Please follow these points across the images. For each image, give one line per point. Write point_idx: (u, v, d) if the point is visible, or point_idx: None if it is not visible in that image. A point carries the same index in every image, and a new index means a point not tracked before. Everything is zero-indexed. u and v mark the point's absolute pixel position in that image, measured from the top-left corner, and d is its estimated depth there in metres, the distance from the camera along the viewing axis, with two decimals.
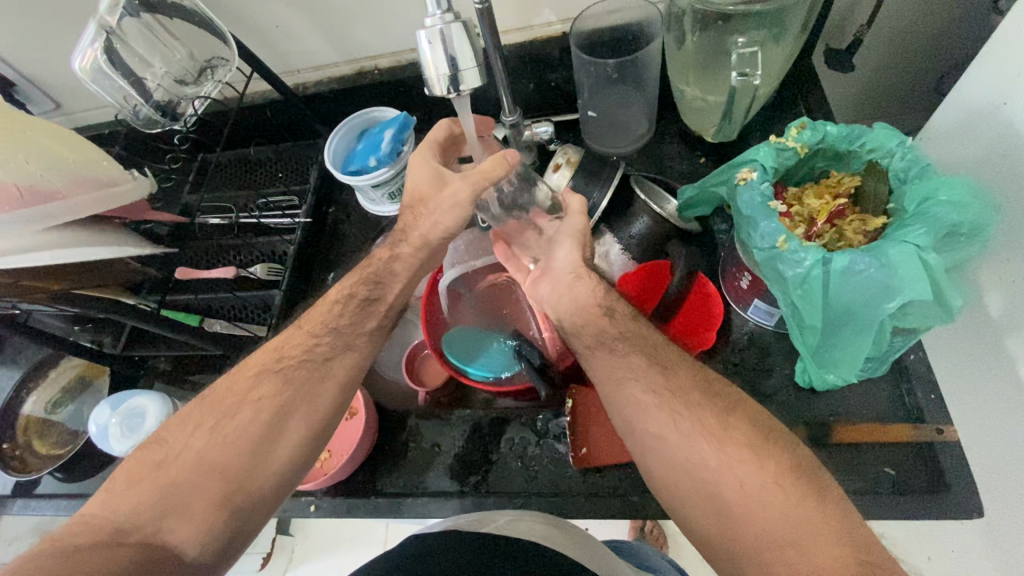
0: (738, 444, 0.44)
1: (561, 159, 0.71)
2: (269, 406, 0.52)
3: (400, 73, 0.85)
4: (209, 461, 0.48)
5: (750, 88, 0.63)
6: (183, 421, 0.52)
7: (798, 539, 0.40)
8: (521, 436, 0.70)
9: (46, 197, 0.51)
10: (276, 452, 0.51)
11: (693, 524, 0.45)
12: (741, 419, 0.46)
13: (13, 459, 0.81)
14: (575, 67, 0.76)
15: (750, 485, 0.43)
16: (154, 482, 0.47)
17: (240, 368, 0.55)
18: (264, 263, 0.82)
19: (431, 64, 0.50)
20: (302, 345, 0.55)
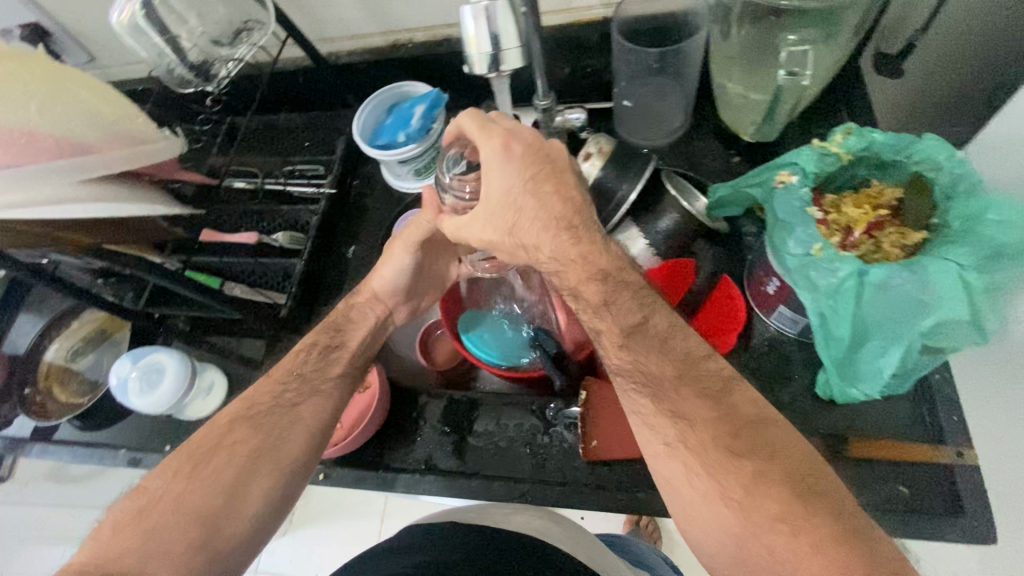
0: (766, 514, 0.40)
1: (593, 149, 0.73)
2: (248, 436, 0.53)
3: (434, 49, 0.85)
4: (188, 503, 0.48)
5: (797, 87, 0.63)
6: (165, 468, 0.51)
7: None
8: (530, 423, 0.70)
9: (81, 149, 0.51)
10: (249, 497, 0.50)
11: (713, 555, 0.43)
12: (772, 484, 0.41)
13: (34, 404, 0.83)
14: (614, 53, 0.74)
15: (782, 556, 0.38)
16: (138, 526, 0.47)
17: (221, 418, 0.54)
18: (286, 232, 0.83)
19: (474, 42, 0.49)
20: (270, 392, 0.56)
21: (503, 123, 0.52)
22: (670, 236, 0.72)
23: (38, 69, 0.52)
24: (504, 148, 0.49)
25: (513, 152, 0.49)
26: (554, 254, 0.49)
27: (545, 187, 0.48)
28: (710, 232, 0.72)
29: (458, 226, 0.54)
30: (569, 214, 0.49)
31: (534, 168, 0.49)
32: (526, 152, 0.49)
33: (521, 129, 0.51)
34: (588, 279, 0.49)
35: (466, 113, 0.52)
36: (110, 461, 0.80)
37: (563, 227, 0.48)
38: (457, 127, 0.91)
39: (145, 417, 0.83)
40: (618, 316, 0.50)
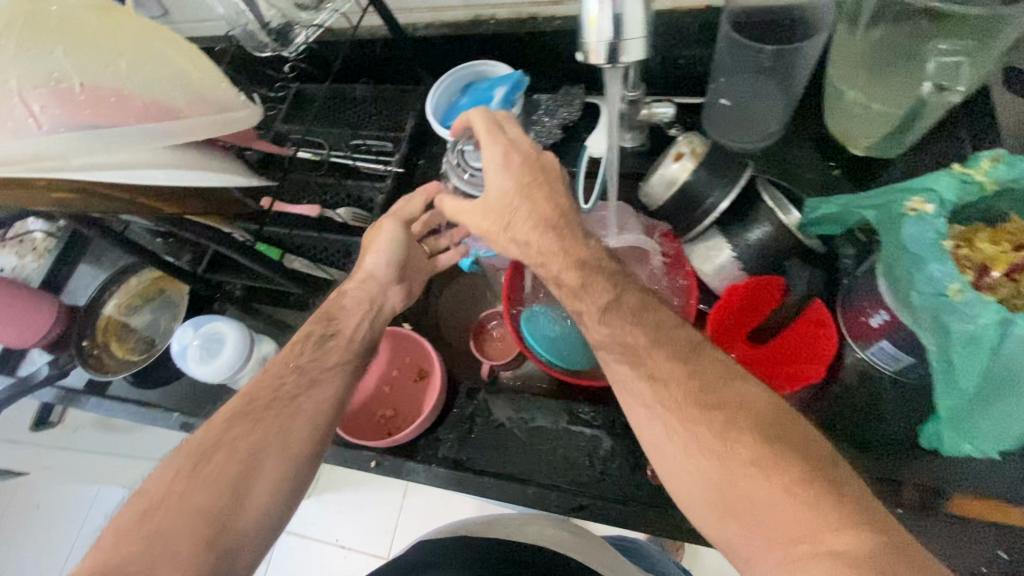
0: (739, 458, 0.40)
1: (684, 149, 0.68)
2: (248, 431, 0.50)
3: (517, 28, 0.80)
4: (189, 503, 0.45)
5: (944, 102, 0.57)
6: (155, 476, 0.48)
7: (811, 544, 0.35)
8: (593, 435, 0.68)
9: (169, 114, 0.48)
10: (255, 492, 0.48)
11: (706, 521, 0.41)
12: (743, 429, 0.41)
13: (91, 356, 0.83)
14: (720, 47, 0.69)
15: (759, 499, 0.38)
16: (139, 530, 0.43)
17: (213, 422, 0.51)
18: (348, 209, 0.81)
19: (596, 24, 0.44)
20: (270, 386, 0.54)
21: (510, 128, 0.57)
22: (762, 250, 0.67)
23: (132, 28, 0.49)
24: (503, 154, 0.55)
25: (512, 160, 0.55)
26: (523, 241, 0.54)
27: (538, 194, 0.54)
28: (806, 250, 0.67)
29: (454, 208, 0.59)
30: (555, 215, 0.53)
31: (529, 176, 0.54)
32: (523, 161, 0.55)
33: (521, 140, 0.56)
34: (569, 265, 0.51)
35: (478, 112, 0.57)
36: (162, 422, 0.80)
37: (564, 235, 0.52)
38: (532, 113, 0.86)
39: (197, 382, 0.83)
40: (593, 299, 0.50)
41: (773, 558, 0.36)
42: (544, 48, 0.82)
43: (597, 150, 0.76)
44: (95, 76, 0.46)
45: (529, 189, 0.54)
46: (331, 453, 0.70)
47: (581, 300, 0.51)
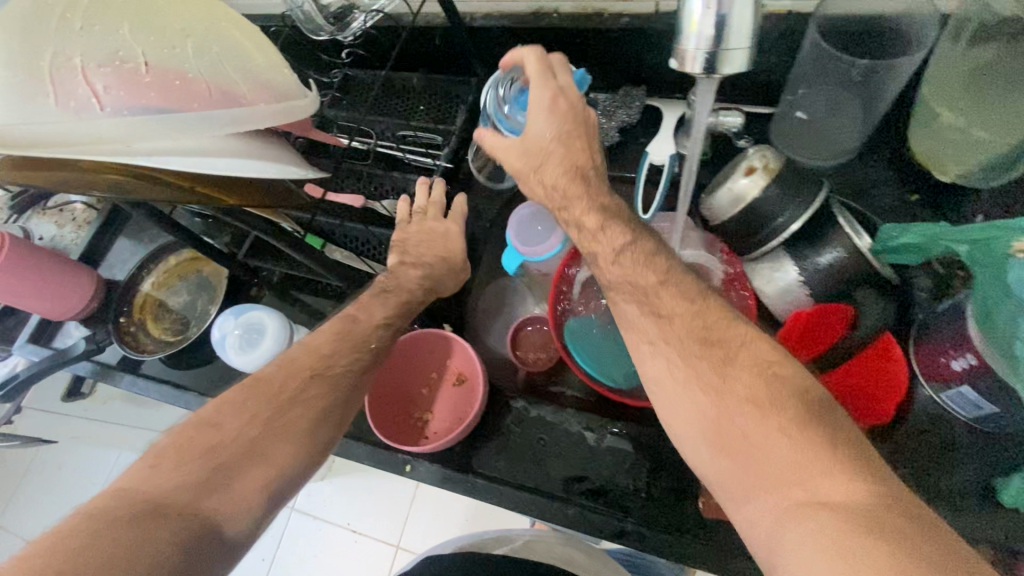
0: (736, 395, 0.43)
1: (757, 163, 0.64)
2: (326, 393, 0.52)
3: (581, 23, 0.76)
4: (263, 448, 0.47)
5: None
6: (227, 404, 0.49)
7: (805, 484, 0.37)
8: (639, 458, 0.65)
9: (231, 99, 0.45)
10: (315, 451, 0.50)
11: (700, 455, 0.44)
12: (742, 371, 0.44)
13: (127, 336, 0.83)
14: (803, 56, 0.64)
15: (752, 435, 0.41)
16: (204, 462, 0.45)
17: (291, 368, 0.53)
18: (392, 202, 0.81)
19: (695, 28, 0.40)
20: (319, 361, 0.54)
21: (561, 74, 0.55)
22: (832, 276, 0.63)
23: (201, 7, 0.48)
24: (551, 101, 0.54)
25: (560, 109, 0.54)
26: (552, 187, 0.55)
27: (577, 143, 0.54)
28: (880, 280, 0.62)
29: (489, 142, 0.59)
30: (587, 166, 0.55)
31: (572, 126, 0.54)
32: (569, 111, 0.54)
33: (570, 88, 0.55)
34: (590, 209, 0.54)
35: (531, 50, 0.55)
36: (196, 406, 0.79)
37: None
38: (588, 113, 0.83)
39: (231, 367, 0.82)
40: (623, 258, 0.51)
41: (761, 494, 0.39)
42: (607, 46, 0.78)
43: (658, 159, 0.72)
44: (161, 57, 0.44)
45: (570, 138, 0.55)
46: (366, 453, 0.68)
47: (617, 265, 0.52)
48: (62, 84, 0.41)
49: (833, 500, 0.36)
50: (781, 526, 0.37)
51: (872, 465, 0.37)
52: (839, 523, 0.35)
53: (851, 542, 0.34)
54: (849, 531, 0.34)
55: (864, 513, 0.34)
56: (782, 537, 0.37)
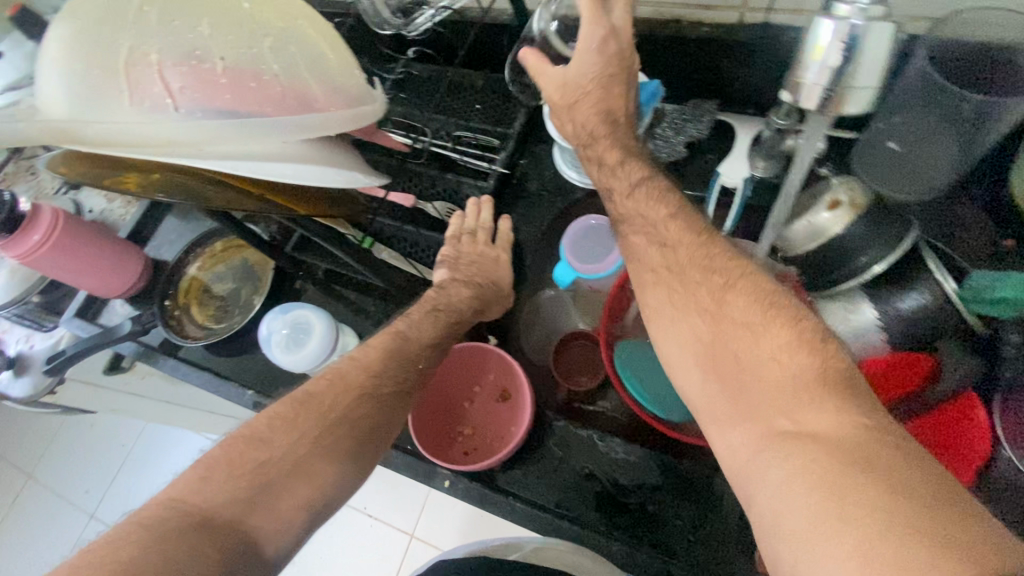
0: (731, 319, 0.43)
1: (842, 197, 0.59)
2: (372, 414, 0.51)
3: (657, 28, 0.72)
4: (308, 468, 0.46)
5: None
6: (278, 419, 0.47)
7: (794, 412, 0.38)
8: (688, 498, 0.62)
9: (304, 104, 0.44)
10: (357, 471, 0.49)
11: (691, 377, 0.46)
12: (739, 295, 0.44)
13: (172, 318, 0.82)
14: (907, 81, 0.59)
15: (746, 360, 0.42)
16: (252, 478, 0.44)
17: (344, 384, 0.51)
18: (444, 203, 0.78)
19: (820, 56, 0.36)
20: (365, 381, 0.52)
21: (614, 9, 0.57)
22: (911, 322, 0.59)
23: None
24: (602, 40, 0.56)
25: (610, 53, 0.57)
26: (582, 125, 0.60)
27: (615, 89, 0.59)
28: (964, 330, 0.59)
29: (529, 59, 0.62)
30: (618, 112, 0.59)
31: (615, 69, 0.58)
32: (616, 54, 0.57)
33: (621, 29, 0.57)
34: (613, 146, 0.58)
35: None
36: (237, 397, 0.79)
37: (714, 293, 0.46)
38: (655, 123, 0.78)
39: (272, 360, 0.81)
40: None
41: (745, 421, 0.40)
42: (682, 55, 0.73)
43: (731, 181, 0.69)
44: (238, 55, 0.42)
45: (609, 83, 0.58)
46: (404, 462, 0.67)
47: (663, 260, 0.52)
48: (137, 81, 0.40)
49: (817, 432, 0.37)
50: (764, 454, 0.38)
51: (860, 399, 0.37)
52: (819, 453, 0.36)
53: (828, 470, 0.35)
54: (828, 461, 0.35)
55: (848, 447, 0.35)
56: (762, 460, 0.38)
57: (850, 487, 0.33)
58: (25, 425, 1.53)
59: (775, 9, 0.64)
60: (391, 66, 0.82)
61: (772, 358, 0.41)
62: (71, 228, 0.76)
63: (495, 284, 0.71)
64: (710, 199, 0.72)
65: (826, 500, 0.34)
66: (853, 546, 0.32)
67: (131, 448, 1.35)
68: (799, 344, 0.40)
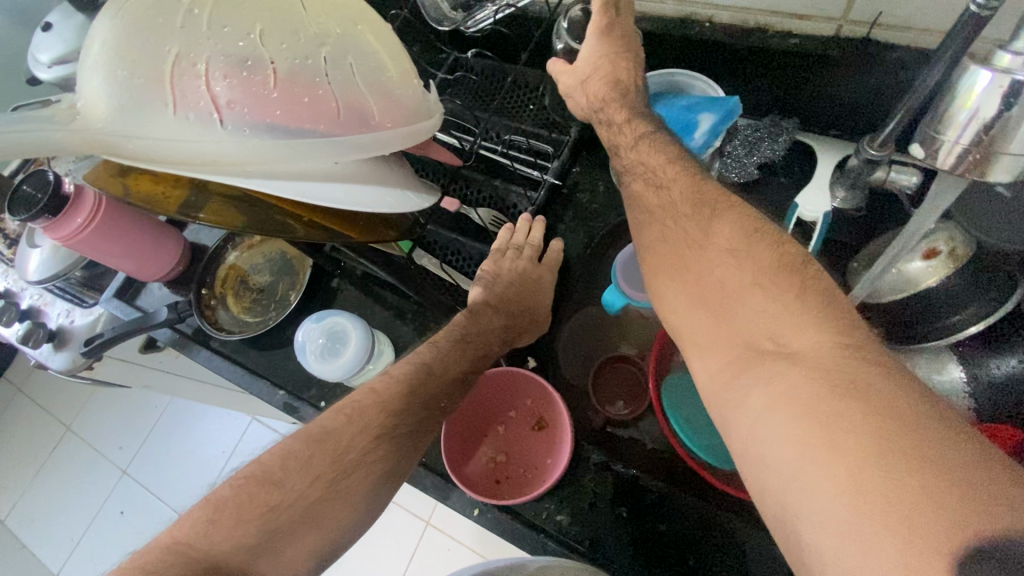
0: (718, 249, 0.44)
1: (942, 246, 0.52)
2: (390, 452, 0.49)
3: (737, 37, 0.65)
4: (317, 513, 0.44)
5: None
6: (290, 458, 0.45)
7: (778, 335, 0.38)
8: (733, 557, 0.59)
9: (361, 120, 0.40)
10: (369, 512, 0.47)
11: (679, 310, 0.46)
12: (727, 226, 0.44)
13: (207, 309, 0.80)
14: None
15: (731, 285, 0.42)
16: (262, 523, 0.43)
17: (363, 423, 0.48)
18: (489, 210, 0.74)
19: (972, 103, 0.31)
20: (385, 415, 0.50)
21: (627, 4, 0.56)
22: (1004, 388, 0.54)
23: (337, 4, 0.41)
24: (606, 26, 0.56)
25: (614, 36, 0.56)
26: (591, 96, 0.57)
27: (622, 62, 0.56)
28: None
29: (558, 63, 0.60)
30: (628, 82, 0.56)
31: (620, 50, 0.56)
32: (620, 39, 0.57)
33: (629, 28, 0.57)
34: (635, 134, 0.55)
35: None
36: (269, 396, 0.78)
37: None
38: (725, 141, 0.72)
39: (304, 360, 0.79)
40: None
41: (727, 347, 0.41)
42: (764, 68, 0.67)
43: (810, 214, 0.61)
44: (291, 67, 0.39)
45: (616, 59, 0.56)
46: (434, 484, 0.65)
47: None
48: (182, 93, 0.36)
49: (797, 352, 0.37)
50: (743, 377, 0.38)
51: None
52: (800, 373, 0.35)
53: (806, 388, 0.34)
54: (804, 379, 0.35)
55: (826, 366, 0.35)
56: (744, 384, 0.38)
57: (829, 405, 0.33)
58: (69, 383, 1.57)
59: (880, 23, 0.57)
60: (444, 62, 0.78)
61: (760, 291, 0.40)
62: (94, 235, 0.72)
63: (536, 307, 0.66)
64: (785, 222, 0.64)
65: (810, 426, 0.33)
66: (826, 455, 0.31)
67: (166, 410, 1.38)
68: (781, 267, 0.40)
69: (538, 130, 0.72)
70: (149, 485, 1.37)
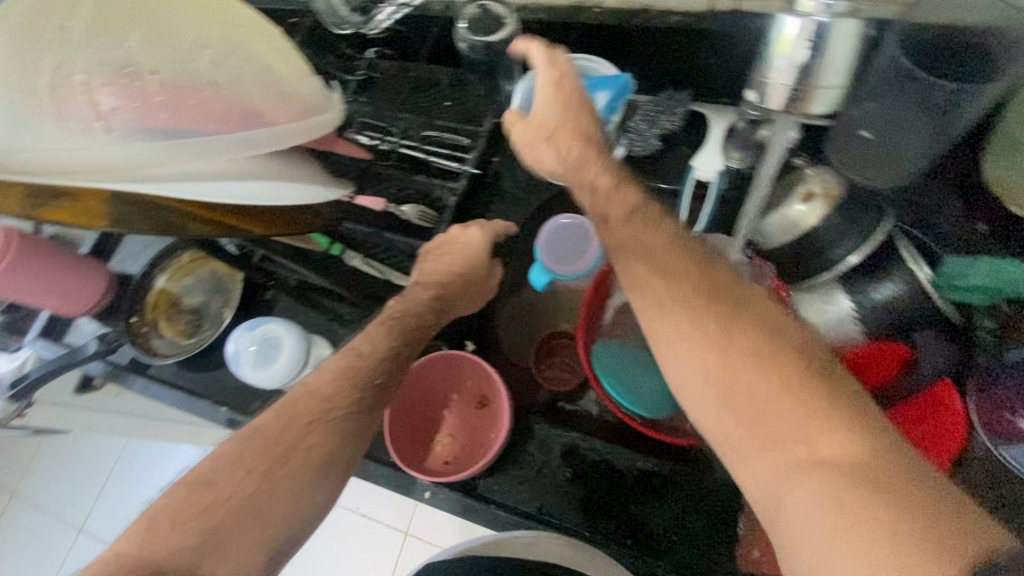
0: (743, 352, 0.40)
1: (816, 189, 0.58)
2: (326, 440, 0.50)
3: (623, 18, 0.70)
4: (257, 505, 0.46)
5: None
6: (221, 459, 0.47)
7: (814, 440, 0.36)
8: (670, 503, 0.62)
9: (252, 117, 0.42)
10: (312, 501, 0.49)
11: (699, 407, 0.42)
12: (746, 322, 0.41)
13: (139, 336, 0.78)
14: (878, 68, 0.57)
15: (759, 387, 0.39)
16: (202, 523, 0.45)
17: (290, 415, 0.50)
18: (415, 206, 0.73)
19: (788, 48, 0.35)
20: (316, 405, 0.51)
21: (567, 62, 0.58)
22: (889, 313, 0.59)
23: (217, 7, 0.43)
24: (556, 83, 0.58)
25: (565, 88, 0.58)
26: (565, 151, 0.57)
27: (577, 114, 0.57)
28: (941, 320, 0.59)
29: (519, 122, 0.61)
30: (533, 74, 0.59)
31: (570, 103, 0.57)
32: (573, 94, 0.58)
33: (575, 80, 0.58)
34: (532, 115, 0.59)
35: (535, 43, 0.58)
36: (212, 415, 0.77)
37: None
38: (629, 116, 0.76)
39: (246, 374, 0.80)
40: None
41: (761, 453, 0.38)
42: (653, 46, 0.71)
43: (704, 174, 0.67)
44: (175, 73, 0.41)
45: (570, 110, 0.57)
46: (385, 473, 0.67)
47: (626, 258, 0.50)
48: (64, 105, 0.38)
49: (835, 459, 0.35)
50: (786, 486, 0.37)
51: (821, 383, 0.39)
52: (842, 484, 0.35)
53: (850, 498, 0.34)
54: (843, 486, 0.35)
55: (864, 473, 0.34)
56: (785, 493, 0.37)
57: (872, 515, 0.33)
58: None
59: None
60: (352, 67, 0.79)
61: (786, 392, 0.38)
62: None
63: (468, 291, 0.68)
64: (684, 188, 0.69)
65: (858, 539, 0.33)
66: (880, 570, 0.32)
67: (120, 457, 1.32)
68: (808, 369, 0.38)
69: (452, 123, 0.75)
70: (108, 539, 1.30)
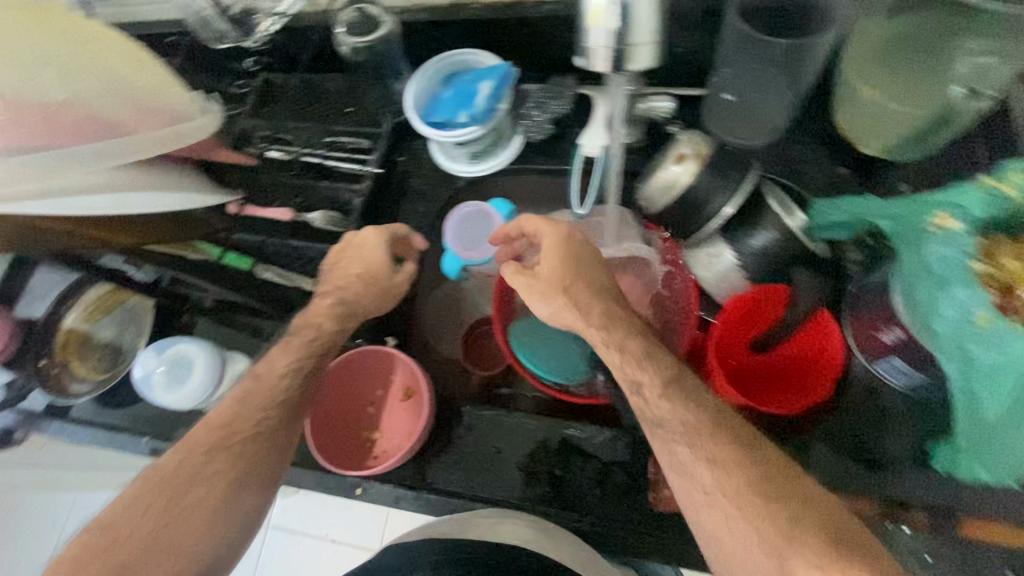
0: (805, 555, 0.41)
1: (687, 150, 0.63)
2: (228, 467, 0.52)
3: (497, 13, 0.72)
4: (161, 538, 0.49)
5: (969, 109, 0.57)
6: (126, 502, 0.50)
7: None
8: (591, 462, 0.64)
9: (118, 130, 0.52)
10: (224, 525, 0.52)
11: None
12: (807, 526, 0.43)
13: (50, 379, 0.76)
14: (727, 35, 0.60)
15: None
16: (107, 562, 0.47)
17: (187, 448, 0.53)
18: (323, 211, 0.74)
19: (602, 18, 0.38)
20: (218, 432, 0.54)
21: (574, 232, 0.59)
22: (767, 257, 0.63)
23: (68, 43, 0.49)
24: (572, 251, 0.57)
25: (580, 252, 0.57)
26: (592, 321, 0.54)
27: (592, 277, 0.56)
28: (812, 256, 0.63)
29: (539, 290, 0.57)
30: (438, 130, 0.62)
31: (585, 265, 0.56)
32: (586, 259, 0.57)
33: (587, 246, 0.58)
34: None
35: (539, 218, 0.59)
36: (134, 450, 0.76)
37: None
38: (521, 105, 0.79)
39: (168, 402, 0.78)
40: None
41: None
42: (532, 35, 0.74)
43: (590, 149, 0.70)
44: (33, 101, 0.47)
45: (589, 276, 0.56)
46: (314, 479, 0.67)
47: None
48: None
49: None
50: None
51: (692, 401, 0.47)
52: None
53: None
54: None
55: None
56: None
57: None
58: None
59: None
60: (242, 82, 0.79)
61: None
62: None
63: None
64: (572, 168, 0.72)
65: None
66: None
67: None
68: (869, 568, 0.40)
69: (349, 130, 0.76)
70: None
